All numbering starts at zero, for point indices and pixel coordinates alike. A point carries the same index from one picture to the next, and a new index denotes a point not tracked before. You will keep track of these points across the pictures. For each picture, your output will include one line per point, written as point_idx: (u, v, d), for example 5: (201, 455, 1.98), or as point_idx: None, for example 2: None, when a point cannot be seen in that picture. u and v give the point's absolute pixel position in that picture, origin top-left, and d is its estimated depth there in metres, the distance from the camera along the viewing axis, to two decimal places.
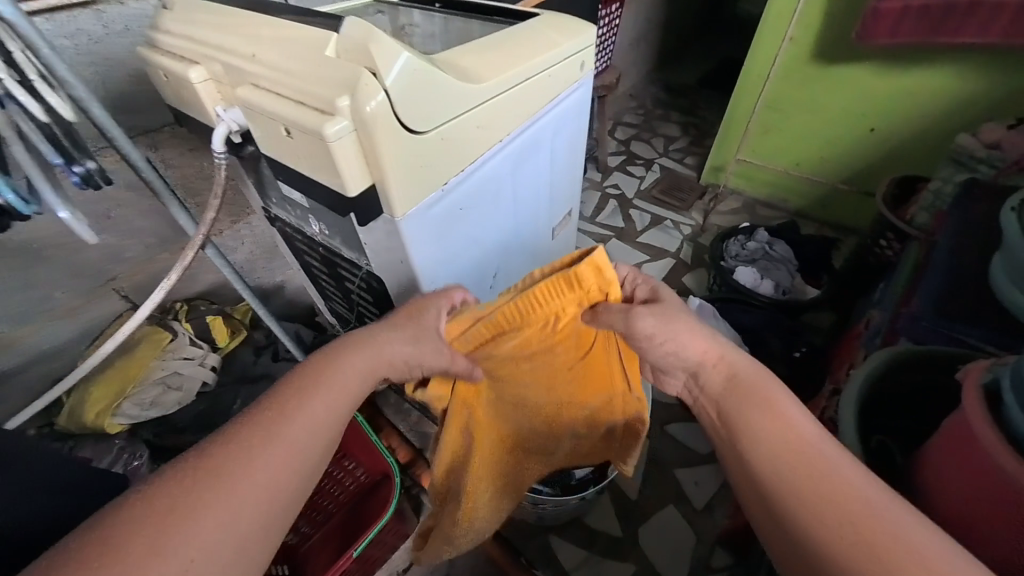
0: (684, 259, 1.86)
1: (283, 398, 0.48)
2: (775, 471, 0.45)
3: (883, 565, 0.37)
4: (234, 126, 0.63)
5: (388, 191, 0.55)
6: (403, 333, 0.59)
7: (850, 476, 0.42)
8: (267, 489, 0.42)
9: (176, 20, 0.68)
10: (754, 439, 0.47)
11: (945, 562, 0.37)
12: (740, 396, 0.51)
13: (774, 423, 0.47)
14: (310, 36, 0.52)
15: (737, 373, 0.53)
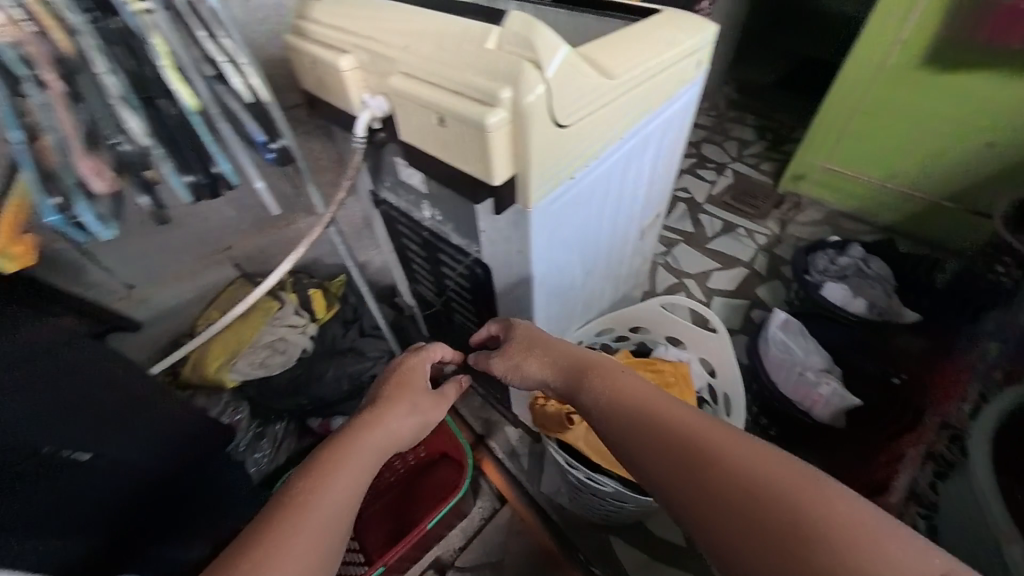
0: (758, 270, 1.78)
1: (306, 483, 0.48)
2: (636, 443, 0.49)
3: (715, 477, 0.42)
4: (377, 113, 0.67)
5: (528, 182, 0.57)
6: (402, 405, 0.62)
7: (684, 423, 0.48)
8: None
9: (323, 10, 0.73)
10: (599, 411, 0.55)
11: (770, 464, 0.42)
12: (578, 374, 0.59)
13: (610, 393, 0.55)
14: (469, 28, 0.54)
15: (561, 360, 0.63)
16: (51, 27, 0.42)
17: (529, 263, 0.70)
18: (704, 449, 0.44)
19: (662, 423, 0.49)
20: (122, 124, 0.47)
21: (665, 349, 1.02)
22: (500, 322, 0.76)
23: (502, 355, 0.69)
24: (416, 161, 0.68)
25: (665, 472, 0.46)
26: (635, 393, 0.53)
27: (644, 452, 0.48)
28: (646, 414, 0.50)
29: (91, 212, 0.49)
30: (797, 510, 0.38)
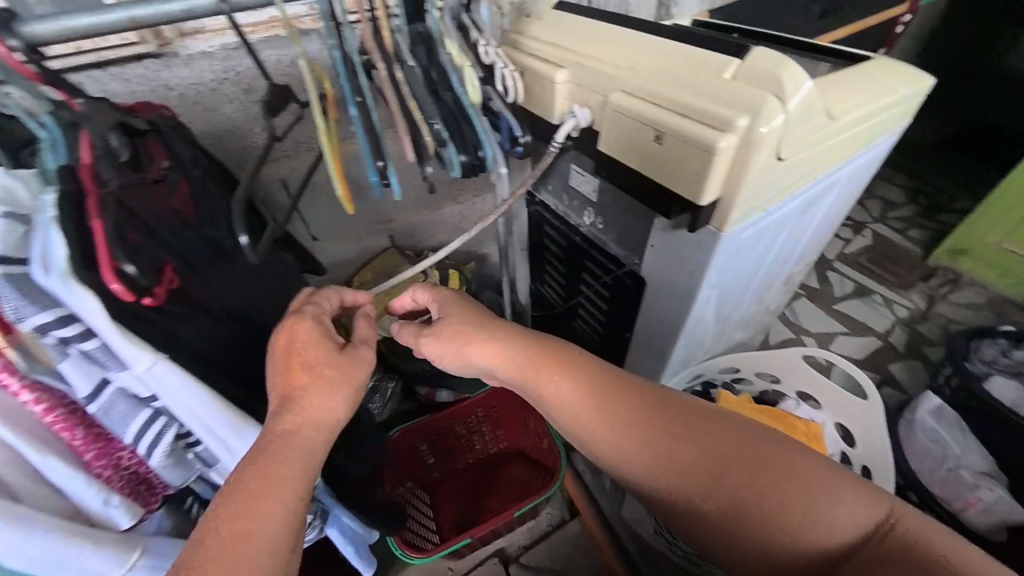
0: (893, 344, 1.60)
1: (237, 494, 0.43)
2: (612, 420, 0.58)
3: (670, 434, 0.56)
4: (581, 122, 0.73)
5: (731, 208, 0.59)
6: (318, 386, 0.53)
7: (646, 394, 0.60)
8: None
9: (541, 28, 0.81)
10: (570, 411, 0.60)
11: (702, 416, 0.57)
12: (538, 371, 0.61)
13: (574, 394, 0.60)
14: (704, 59, 0.58)
15: (519, 354, 0.62)
16: (384, 28, 0.56)
17: (698, 284, 0.72)
18: (676, 431, 0.56)
19: (631, 412, 0.58)
20: (424, 110, 0.54)
21: (796, 405, 0.97)
22: (427, 290, 0.70)
23: (439, 336, 0.65)
24: (608, 170, 0.73)
25: (640, 450, 0.57)
26: (602, 386, 0.60)
27: (618, 439, 0.58)
28: (622, 407, 0.58)
29: (387, 180, 0.53)
30: (729, 454, 0.54)
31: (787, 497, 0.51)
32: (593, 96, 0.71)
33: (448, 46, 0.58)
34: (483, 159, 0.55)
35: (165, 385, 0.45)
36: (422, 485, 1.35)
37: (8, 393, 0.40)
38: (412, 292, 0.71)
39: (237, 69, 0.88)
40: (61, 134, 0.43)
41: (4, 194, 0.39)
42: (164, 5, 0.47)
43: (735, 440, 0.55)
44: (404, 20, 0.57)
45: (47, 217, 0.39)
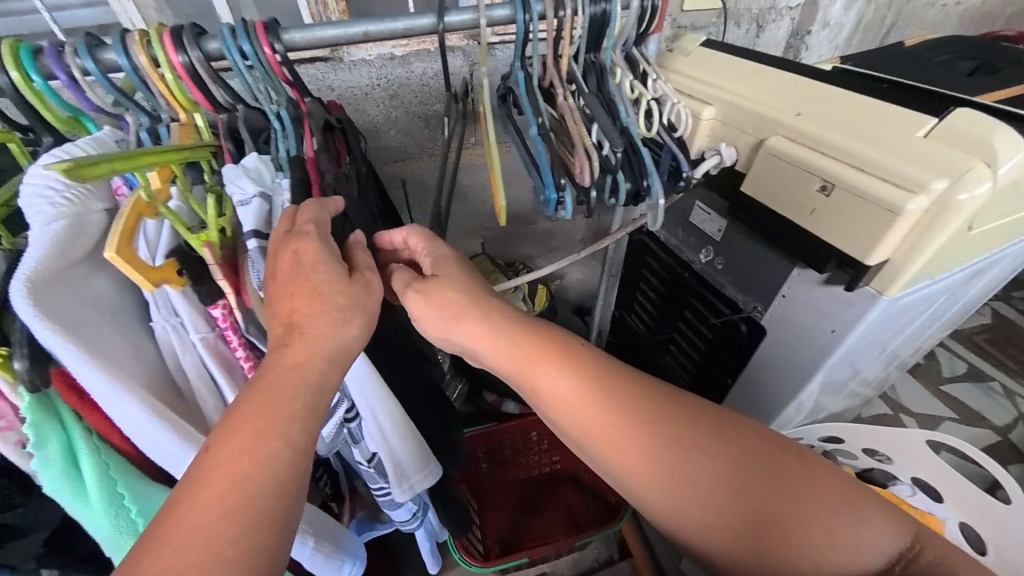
0: (1014, 442, 1.40)
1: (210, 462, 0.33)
2: (626, 434, 0.47)
3: (694, 452, 0.46)
4: (725, 161, 0.70)
5: (901, 271, 0.55)
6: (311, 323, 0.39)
7: (663, 404, 0.48)
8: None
9: (687, 64, 0.81)
10: (572, 416, 0.49)
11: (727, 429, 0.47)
12: (534, 363, 0.50)
13: (574, 394, 0.48)
14: (889, 114, 0.56)
15: (515, 340, 0.50)
16: (565, 54, 0.58)
17: (836, 347, 0.67)
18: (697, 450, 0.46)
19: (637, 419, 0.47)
20: (602, 138, 0.55)
21: (911, 492, 0.86)
22: (424, 238, 0.56)
23: (429, 297, 0.52)
24: (748, 213, 0.70)
25: (656, 468, 0.46)
26: (612, 392, 0.48)
27: (630, 448, 0.47)
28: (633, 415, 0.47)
29: (561, 199, 0.56)
30: (760, 473, 0.45)
31: (815, 516, 0.44)
32: (744, 137, 0.69)
33: (617, 77, 0.60)
34: (647, 187, 0.55)
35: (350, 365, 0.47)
36: (472, 490, 1.34)
37: (227, 345, 0.43)
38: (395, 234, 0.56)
39: (388, 77, 0.94)
40: (289, 128, 0.48)
41: (254, 172, 0.43)
42: (392, 23, 0.50)
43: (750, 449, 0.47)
44: (583, 49, 0.58)
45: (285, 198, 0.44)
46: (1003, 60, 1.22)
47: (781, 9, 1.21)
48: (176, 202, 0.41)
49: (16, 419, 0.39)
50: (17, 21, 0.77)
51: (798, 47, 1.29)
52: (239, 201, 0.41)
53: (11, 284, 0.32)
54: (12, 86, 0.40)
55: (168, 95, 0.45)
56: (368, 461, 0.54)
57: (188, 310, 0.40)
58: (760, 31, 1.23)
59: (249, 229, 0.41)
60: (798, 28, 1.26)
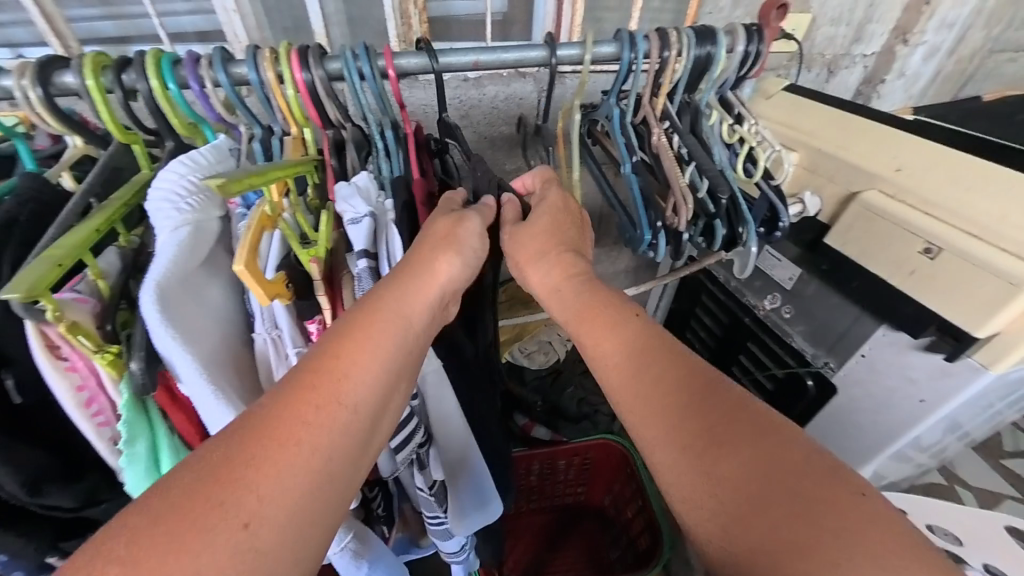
0: None
1: (294, 390, 0.33)
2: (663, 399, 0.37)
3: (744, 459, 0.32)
4: (808, 210, 0.68)
5: (1015, 345, 0.52)
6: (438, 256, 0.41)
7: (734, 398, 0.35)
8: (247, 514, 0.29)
9: (771, 107, 0.79)
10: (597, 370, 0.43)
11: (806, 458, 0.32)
12: (581, 317, 0.45)
13: (603, 343, 0.42)
14: (1011, 179, 0.53)
15: (569, 294, 0.47)
16: (661, 94, 0.57)
17: (925, 417, 0.64)
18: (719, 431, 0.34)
19: (662, 375, 0.38)
20: (704, 184, 0.55)
21: None
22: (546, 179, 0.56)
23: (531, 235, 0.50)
24: (832, 263, 0.68)
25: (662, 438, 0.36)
26: (641, 344, 0.41)
27: (647, 407, 0.38)
28: (665, 375, 0.38)
29: (654, 241, 0.59)
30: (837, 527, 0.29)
31: None
32: (831, 186, 0.66)
33: (711, 118, 0.59)
34: (743, 233, 0.55)
35: (433, 383, 0.49)
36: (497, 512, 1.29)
37: None
38: (523, 179, 0.57)
39: (462, 98, 0.93)
40: (394, 147, 0.50)
41: (364, 191, 0.44)
42: (503, 54, 0.52)
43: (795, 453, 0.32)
44: (681, 88, 0.57)
45: (390, 219, 0.44)
46: None
47: (855, 56, 1.19)
48: (289, 214, 0.42)
49: (113, 415, 0.39)
50: (129, 23, 0.81)
51: (870, 94, 1.26)
52: (351, 219, 0.42)
53: (143, 288, 0.33)
54: (149, 92, 0.42)
55: (286, 109, 0.46)
56: (431, 488, 0.54)
57: (288, 323, 0.40)
58: (831, 76, 1.21)
59: (358, 248, 0.42)
60: (871, 75, 1.24)
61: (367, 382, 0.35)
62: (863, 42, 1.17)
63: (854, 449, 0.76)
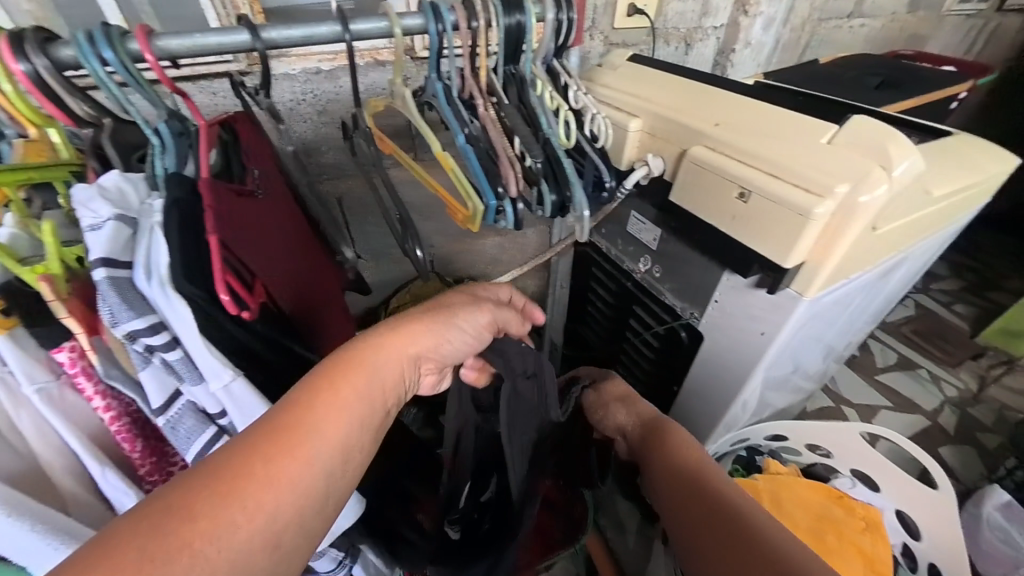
0: (943, 425, 1.49)
1: (317, 388, 0.38)
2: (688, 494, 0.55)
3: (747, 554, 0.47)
4: (653, 171, 0.72)
5: (817, 273, 0.57)
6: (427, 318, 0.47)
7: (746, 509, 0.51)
8: (294, 514, 0.33)
9: (616, 77, 0.83)
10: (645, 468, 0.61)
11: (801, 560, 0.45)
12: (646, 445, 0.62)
13: (669, 475, 0.58)
14: (802, 125, 0.58)
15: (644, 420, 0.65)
16: (482, 66, 0.56)
17: (768, 348, 0.69)
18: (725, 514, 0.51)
19: (709, 500, 0.53)
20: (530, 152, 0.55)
21: (851, 485, 0.91)
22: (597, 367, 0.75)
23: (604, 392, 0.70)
24: (677, 220, 0.71)
25: (677, 490, 0.56)
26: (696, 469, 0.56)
27: (702, 515, 0.53)
28: (683, 458, 0.57)
29: (502, 208, 0.54)
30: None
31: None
32: (669, 147, 0.70)
33: (539, 89, 0.59)
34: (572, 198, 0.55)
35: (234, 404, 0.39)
36: None
37: (82, 396, 0.38)
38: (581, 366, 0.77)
39: (315, 92, 0.88)
40: (172, 143, 0.45)
41: (116, 195, 0.38)
42: (288, 31, 0.47)
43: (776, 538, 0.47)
44: (503, 60, 0.57)
45: (155, 222, 0.38)
46: (905, 78, 1.36)
47: (706, 29, 1.29)
48: (5, 230, 0.36)
49: None
50: None
51: (725, 64, 1.36)
52: (90, 226, 0.36)
53: None
54: None
55: (10, 108, 0.39)
56: None
57: (20, 357, 0.35)
58: (689, 50, 1.31)
59: (97, 256, 0.35)
60: (723, 46, 1.34)
61: (384, 368, 0.42)
62: (710, 16, 1.27)
63: (725, 391, 0.82)
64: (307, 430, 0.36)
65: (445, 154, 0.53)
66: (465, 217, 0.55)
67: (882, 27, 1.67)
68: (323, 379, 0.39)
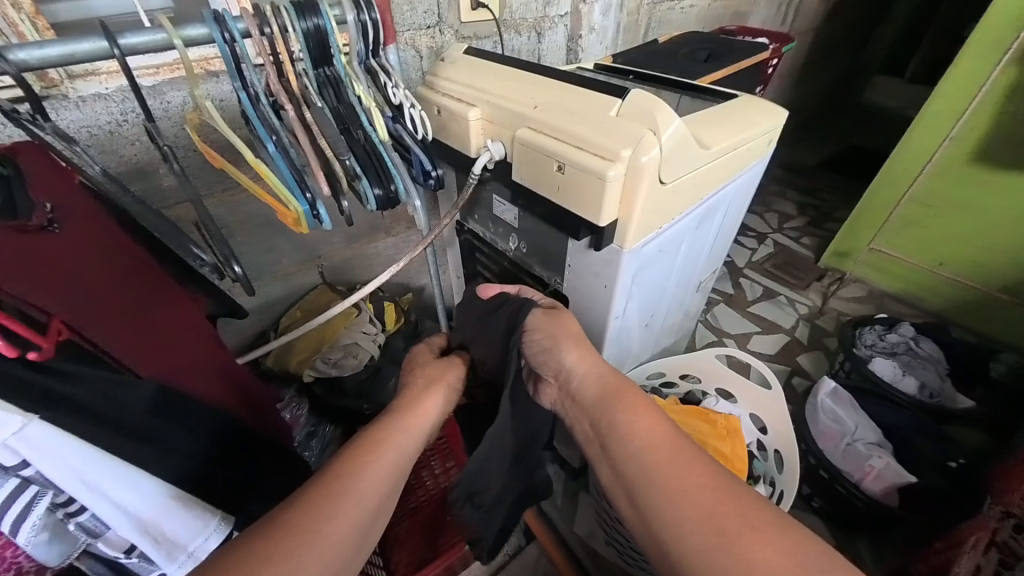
0: (800, 338, 1.78)
1: (349, 466, 0.50)
2: (643, 449, 0.50)
3: (711, 510, 0.43)
4: (495, 156, 0.78)
5: (628, 225, 0.67)
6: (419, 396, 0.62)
7: (712, 469, 0.47)
8: (339, 554, 0.44)
9: (455, 70, 0.87)
10: (602, 424, 0.55)
11: (759, 514, 0.43)
12: (608, 405, 0.56)
13: (645, 437, 0.51)
14: (597, 101, 0.66)
15: (604, 380, 0.59)
16: (289, 72, 0.57)
17: (613, 298, 0.78)
18: (689, 471, 0.47)
19: (688, 459, 0.48)
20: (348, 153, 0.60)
21: (716, 402, 1.05)
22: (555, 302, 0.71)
23: (557, 321, 0.65)
24: (523, 197, 0.78)
25: (641, 438, 0.51)
26: (669, 437, 0.51)
27: (687, 479, 0.46)
28: (644, 414, 0.54)
29: (317, 210, 0.57)
30: (759, 546, 0.41)
31: (766, 547, 0.40)
32: (504, 131, 0.76)
33: (355, 87, 0.61)
34: (398, 191, 0.62)
35: (31, 444, 0.39)
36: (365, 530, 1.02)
37: None
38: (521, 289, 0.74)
39: (138, 111, 0.79)
40: None
41: None
42: (44, 50, 0.46)
43: (739, 497, 0.44)
44: (310, 62, 0.58)
45: None
46: (725, 50, 1.58)
47: (553, 18, 1.38)
48: None
49: None
50: None
51: (576, 49, 1.47)
52: None
53: None
54: None
55: None
56: (128, 553, 0.48)
57: None
58: (541, 38, 1.38)
59: None
60: (572, 33, 1.45)
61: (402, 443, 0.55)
62: (554, 5, 1.35)
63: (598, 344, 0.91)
64: (340, 498, 0.47)
65: (257, 161, 0.54)
66: (293, 220, 0.58)
67: (708, 7, 1.92)
68: (355, 457, 0.51)
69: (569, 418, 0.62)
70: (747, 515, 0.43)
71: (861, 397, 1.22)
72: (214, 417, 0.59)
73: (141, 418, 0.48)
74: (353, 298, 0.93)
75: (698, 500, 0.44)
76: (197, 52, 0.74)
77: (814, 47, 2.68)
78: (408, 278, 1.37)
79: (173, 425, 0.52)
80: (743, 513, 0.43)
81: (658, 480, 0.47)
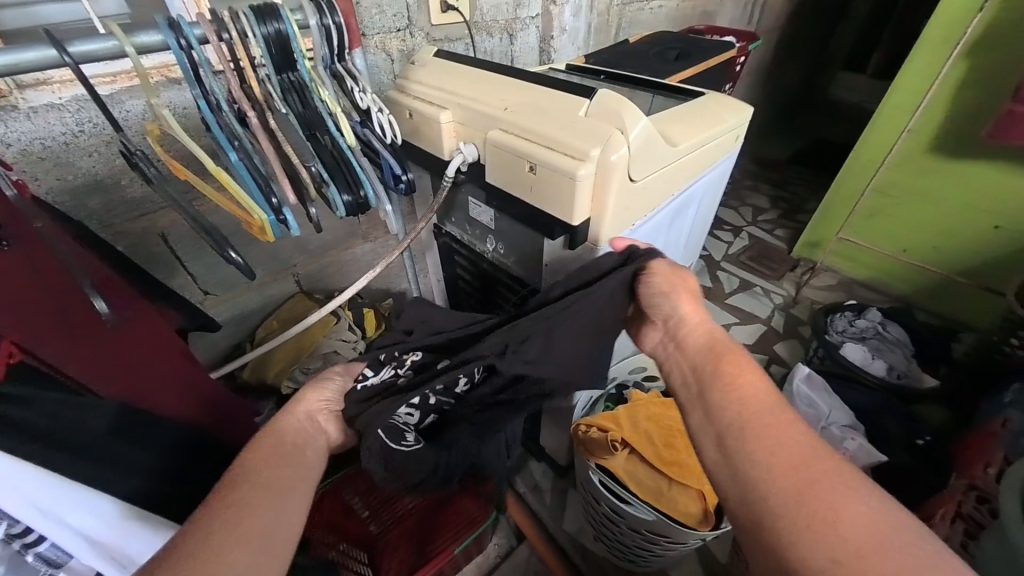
0: (776, 328, 1.83)
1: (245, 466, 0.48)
2: (739, 402, 0.45)
3: (805, 472, 0.38)
4: (468, 158, 0.78)
5: (601, 223, 0.68)
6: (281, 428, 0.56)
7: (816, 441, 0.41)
8: (266, 535, 0.43)
9: (425, 73, 0.86)
10: (696, 372, 0.52)
11: (862, 491, 0.37)
12: (711, 356, 0.52)
13: (741, 391, 0.46)
14: (566, 101, 0.67)
15: (714, 336, 0.54)
16: (251, 78, 0.56)
17: None
18: (788, 433, 0.42)
19: (788, 425, 0.42)
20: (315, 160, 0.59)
21: None
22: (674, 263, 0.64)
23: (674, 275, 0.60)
24: (497, 198, 0.78)
25: (736, 390, 0.47)
26: (772, 399, 0.46)
27: (784, 439, 0.41)
28: (743, 371, 0.49)
29: (284, 217, 0.56)
30: (856, 518, 0.35)
31: (861, 518, 0.35)
32: (475, 133, 0.76)
33: (321, 92, 0.60)
34: (367, 197, 0.61)
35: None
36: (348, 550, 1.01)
37: None
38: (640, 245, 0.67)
39: (95, 121, 0.76)
40: None
41: None
42: None
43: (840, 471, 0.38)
44: (273, 67, 0.57)
45: None
46: (694, 49, 1.61)
47: (524, 19, 1.38)
48: None
49: None
50: None
51: (549, 50, 1.48)
52: None
53: None
54: None
55: None
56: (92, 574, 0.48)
57: None
58: (513, 40, 1.39)
59: None
60: (544, 34, 1.46)
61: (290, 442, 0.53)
62: (525, 7, 1.36)
63: None
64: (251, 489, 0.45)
65: (219, 170, 0.53)
66: (258, 228, 0.56)
67: (677, 7, 1.96)
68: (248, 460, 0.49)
69: (665, 366, 0.57)
70: (849, 485, 0.37)
71: (833, 381, 1.27)
72: (180, 435, 0.57)
73: (103, 441, 0.46)
74: (329, 305, 0.91)
75: (788, 459, 0.40)
76: (156, 59, 0.71)
77: (781, 45, 2.76)
78: (388, 283, 1.35)
79: (138, 446, 0.51)
80: (841, 483, 0.37)
81: (750, 435, 0.42)
